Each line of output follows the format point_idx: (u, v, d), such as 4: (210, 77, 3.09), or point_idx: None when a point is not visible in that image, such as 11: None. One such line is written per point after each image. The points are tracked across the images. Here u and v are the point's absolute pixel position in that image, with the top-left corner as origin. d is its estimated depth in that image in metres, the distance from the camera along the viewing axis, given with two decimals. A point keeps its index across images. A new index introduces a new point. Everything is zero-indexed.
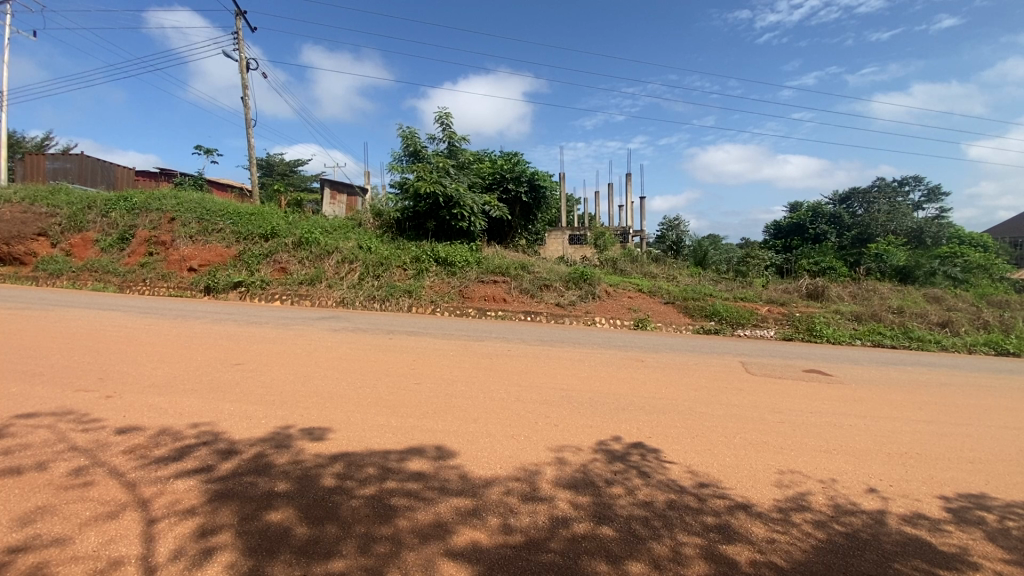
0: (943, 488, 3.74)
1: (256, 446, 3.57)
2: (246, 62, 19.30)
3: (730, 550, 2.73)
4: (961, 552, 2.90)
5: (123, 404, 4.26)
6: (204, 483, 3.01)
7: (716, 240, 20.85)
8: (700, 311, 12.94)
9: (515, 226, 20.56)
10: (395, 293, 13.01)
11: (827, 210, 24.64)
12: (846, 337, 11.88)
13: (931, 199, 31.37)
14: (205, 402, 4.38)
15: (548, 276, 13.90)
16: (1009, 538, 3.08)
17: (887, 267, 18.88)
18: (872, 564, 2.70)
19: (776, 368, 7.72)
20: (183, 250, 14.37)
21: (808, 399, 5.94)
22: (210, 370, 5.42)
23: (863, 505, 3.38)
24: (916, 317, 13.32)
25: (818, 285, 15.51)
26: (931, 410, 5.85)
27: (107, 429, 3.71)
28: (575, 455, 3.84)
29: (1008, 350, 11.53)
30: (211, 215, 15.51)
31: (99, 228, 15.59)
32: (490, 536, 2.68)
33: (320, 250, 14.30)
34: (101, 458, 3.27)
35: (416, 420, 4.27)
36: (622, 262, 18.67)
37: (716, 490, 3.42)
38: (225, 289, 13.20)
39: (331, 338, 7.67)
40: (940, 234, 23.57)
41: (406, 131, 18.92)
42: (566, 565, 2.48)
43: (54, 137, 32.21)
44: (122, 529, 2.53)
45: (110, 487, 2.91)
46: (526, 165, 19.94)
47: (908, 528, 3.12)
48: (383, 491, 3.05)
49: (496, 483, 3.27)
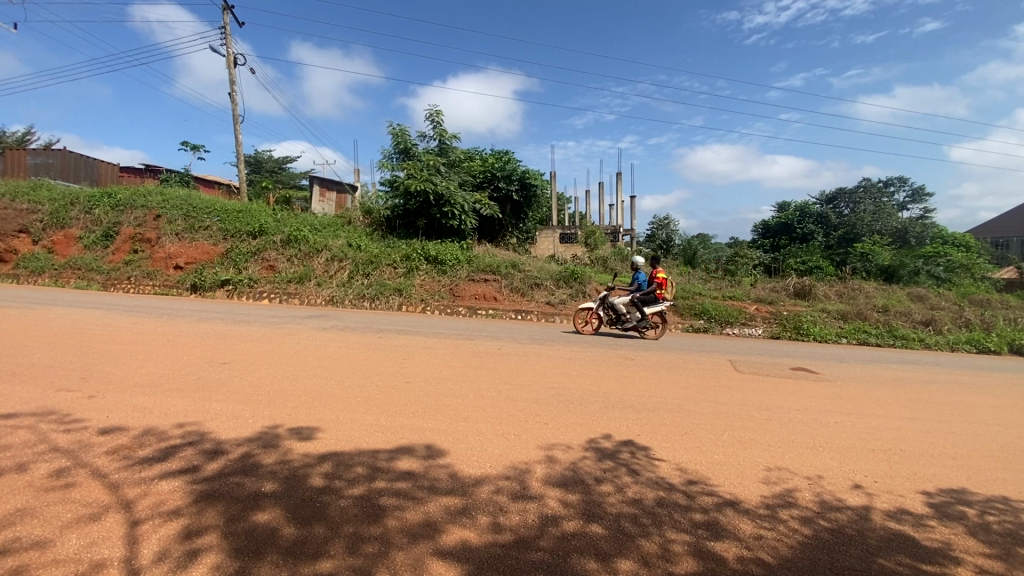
0: (926, 483, 3.80)
1: (243, 446, 3.53)
2: (233, 57, 19.06)
3: (718, 546, 2.75)
4: (944, 547, 2.95)
5: (107, 403, 4.19)
6: (189, 484, 2.97)
7: (705, 239, 21.08)
8: (689, 310, 13.02)
9: (506, 225, 20.62)
10: (385, 292, 12.90)
11: (814, 209, 24.85)
12: (832, 336, 12.05)
13: (916, 200, 31.81)
14: (190, 402, 4.31)
15: (539, 275, 13.84)
16: (988, 532, 3.15)
17: (872, 267, 19.12)
18: (856, 559, 2.73)
19: (763, 367, 7.77)
20: (169, 248, 14.19)
21: (794, 397, 6.00)
22: (196, 369, 5.33)
23: (848, 501, 3.43)
24: (900, 316, 13.51)
25: (805, 284, 15.70)
26: (913, 407, 5.94)
27: (89, 430, 3.64)
28: (565, 453, 3.83)
29: (988, 348, 11.76)
30: (198, 213, 15.29)
31: (82, 224, 15.30)
32: (479, 536, 2.67)
33: (309, 248, 14.15)
34: (82, 458, 3.22)
35: (405, 419, 4.25)
36: (613, 261, 18.73)
37: (704, 487, 3.44)
38: (212, 287, 13.08)
39: (321, 337, 7.59)
40: (924, 234, 24.15)
41: (396, 129, 18.82)
42: (556, 563, 2.48)
43: (35, 132, 31.55)
44: (104, 531, 2.49)
45: (92, 488, 2.86)
46: (517, 164, 20.02)
47: (892, 524, 3.16)
48: (372, 491, 3.02)
49: (485, 482, 3.25)
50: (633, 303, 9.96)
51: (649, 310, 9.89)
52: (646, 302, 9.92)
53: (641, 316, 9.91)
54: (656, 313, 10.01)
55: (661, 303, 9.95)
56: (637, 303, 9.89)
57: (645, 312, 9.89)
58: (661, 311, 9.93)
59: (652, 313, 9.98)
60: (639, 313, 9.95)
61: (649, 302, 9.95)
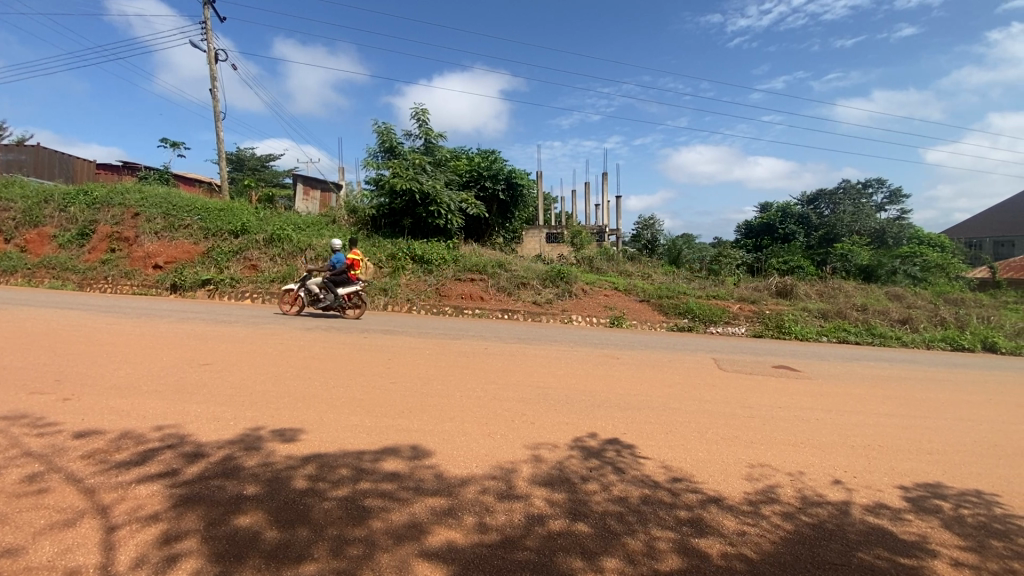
0: (903, 478, 3.89)
1: (224, 448, 3.47)
2: (215, 52, 18.71)
3: (702, 542, 2.78)
4: (921, 539, 3.02)
5: (83, 407, 4.08)
6: (169, 488, 2.90)
7: (690, 239, 21.32)
8: (673, 309, 13.10)
9: (492, 224, 20.61)
10: (370, 292, 12.78)
11: (795, 210, 25.27)
12: (813, 334, 12.28)
13: (893, 202, 32.52)
14: (170, 404, 4.22)
15: (525, 274, 13.87)
16: (963, 525, 3.23)
17: (851, 267, 19.48)
18: (837, 554, 2.78)
19: (745, 365, 7.89)
20: (148, 247, 13.88)
21: (777, 394, 6.10)
22: (176, 371, 5.23)
23: (829, 497, 3.49)
24: (878, 314, 13.78)
25: (787, 284, 15.98)
26: (891, 403, 6.08)
27: (64, 434, 3.54)
28: (550, 452, 3.84)
29: (963, 346, 12.08)
30: (178, 211, 14.99)
31: (57, 223, 14.91)
32: (465, 536, 2.66)
33: (293, 247, 13.97)
34: (56, 463, 3.13)
35: (391, 420, 4.22)
36: (599, 261, 18.82)
37: (689, 484, 3.48)
38: (193, 287, 12.84)
39: (305, 337, 7.51)
40: (901, 235, 24.77)
41: (382, 127, 18.66)
42: (542, 562, 2.48)
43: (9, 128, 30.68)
44: (79, 538, 2.43)
45: (67, 494, 2.78)
46: (503, 164, 20.06)
47: (870, 518, 3.23)
48: (356, 492, 3.00)
49: (471, 482, 3.24)
50: (326, 283, 10.07)
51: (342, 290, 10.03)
52: (338, 283, 10.06)
53: (333, 296, 10.05)
54: (352, 294, 10.18)
55: (355, 284, 10.19)
56: (328, 285, 10.02)
57: (337, 293, 10.03)
58: (355, 291, 10.13)
59: (347, 293, 10.13)
60: (332, 294, 10.09)
61: (342, 283, 10.12)
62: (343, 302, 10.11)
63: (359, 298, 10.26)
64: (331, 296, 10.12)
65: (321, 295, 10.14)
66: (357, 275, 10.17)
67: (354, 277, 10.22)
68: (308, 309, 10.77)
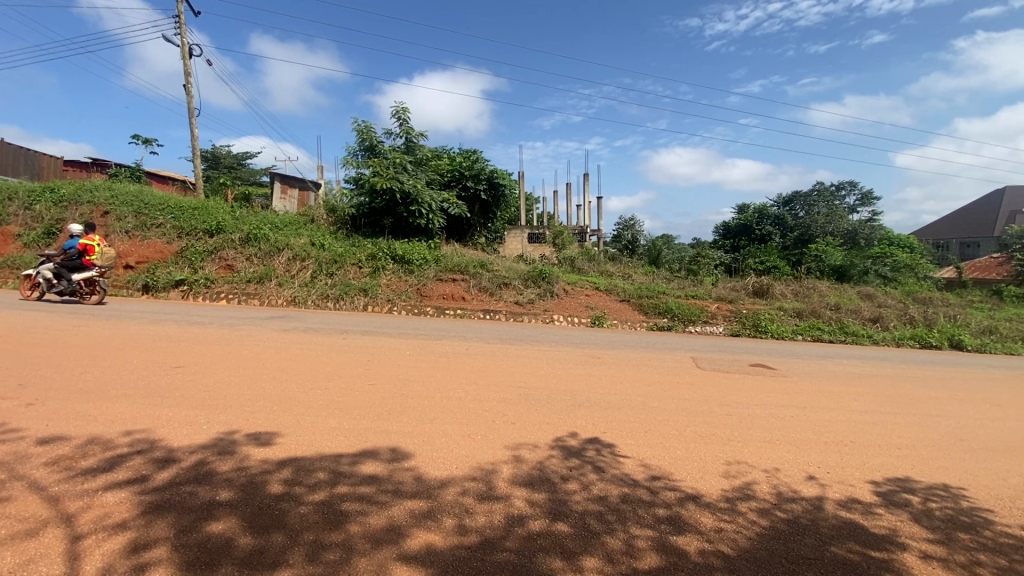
0: (874, 473, 4.00)
1: (196, 453, 3.38)
2: (189, 47, 18.28)
3: (680, 540, 2.81)
4: (891, 533, 3.10)
5: (48, 412, 3.93)
6: (137, 495, 2.82)
7: (669, 239, 21.60)
8: (653, 309, 13.26)
9: (473, 224, 20.55)
10: (350, 292, 12.62)
11: (772, 211, 25.81)
12: (788, 333, 12.55)
13: (865, 204, 33.47)
14: (140, 409, 4.10)
15: (506, 275, 13.87)
16: (931, 518, 3.33)
17: (825, 267, 19.94)
18: (810, 548, 2.84)
19: (724, 363, 8.02)
20: (119, 247, 13.41)
21: (754, 392, 6.21)
22: (148, 374, 5.07)
23: (803, 492, 3.56)
24: (851, 313, 14.15)
25: (763, 283, 16.31)
26: (863, 400, 6.24)
27: (26, 440, 3.41)
28: (531, 453, 3.83)
29: (931, 343, 12.49)
30: (150, 209, 14.61)
31: (21, 221, 14.37)
32: (445, 538, 2.64)
33: (270, 247, 13.71)
34: (18, 470, 3.01)
35: (369, 422, 4.17)
36: (580, 261, 18.92)
37: (667, 482, 3.51)
38: (165, 287, 12.46)
39: (283, 339, 7.39)
40: (872, 236, 25.51)
41: (361, 126, 18.43)
42: (521, 563, 2.48)
43: None
44: (43, 548, 2.34)
45: (28, 503, 2.67)
46: (485, 163, 20.03)
47: (843, 512, 3.30)
48: (333, 496, 2.95)
49: (451, 484, 3.22)
50: (59, 269, 9.95)
51: (75, 277, 9.93)
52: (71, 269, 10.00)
53: (67, 282, 9.92)
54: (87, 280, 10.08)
55: (92, 269, 10.08)
56: (62, 271, 9.93)
57: (70, 278, 9.93)
58: (91, 278, 10.04)
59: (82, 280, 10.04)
60: (67, 280, 9.97)
61: (77, 269, 10.01)
62: (79, 287, 10.00)
63: (99, 284, 10.14)
64: (66, 283, 10.00)
65: (55, 281, 9.99)
66: (93, 260, 10.07)
67: (91, 263, 10.11)
68: (52, 296, 10.57)
